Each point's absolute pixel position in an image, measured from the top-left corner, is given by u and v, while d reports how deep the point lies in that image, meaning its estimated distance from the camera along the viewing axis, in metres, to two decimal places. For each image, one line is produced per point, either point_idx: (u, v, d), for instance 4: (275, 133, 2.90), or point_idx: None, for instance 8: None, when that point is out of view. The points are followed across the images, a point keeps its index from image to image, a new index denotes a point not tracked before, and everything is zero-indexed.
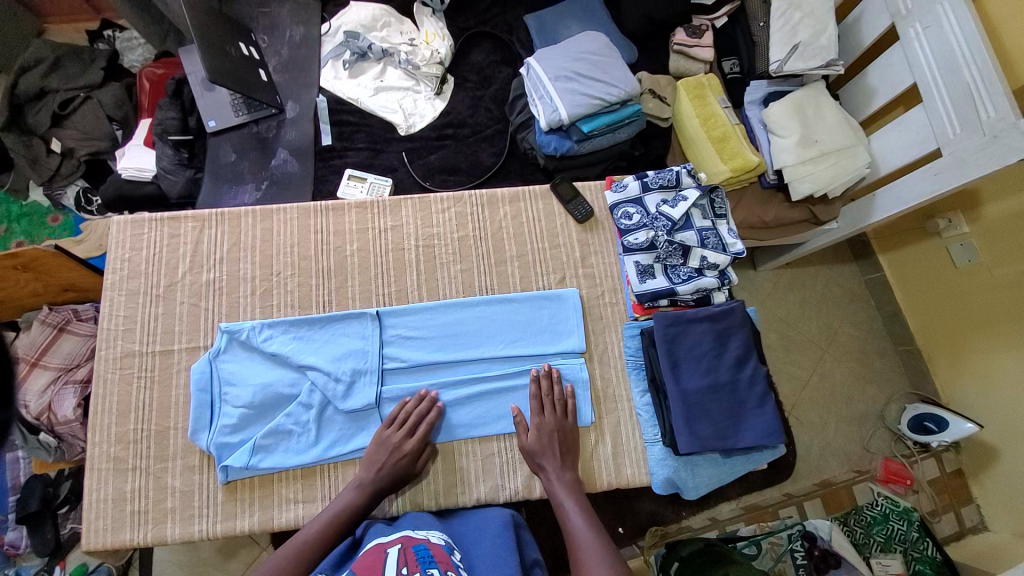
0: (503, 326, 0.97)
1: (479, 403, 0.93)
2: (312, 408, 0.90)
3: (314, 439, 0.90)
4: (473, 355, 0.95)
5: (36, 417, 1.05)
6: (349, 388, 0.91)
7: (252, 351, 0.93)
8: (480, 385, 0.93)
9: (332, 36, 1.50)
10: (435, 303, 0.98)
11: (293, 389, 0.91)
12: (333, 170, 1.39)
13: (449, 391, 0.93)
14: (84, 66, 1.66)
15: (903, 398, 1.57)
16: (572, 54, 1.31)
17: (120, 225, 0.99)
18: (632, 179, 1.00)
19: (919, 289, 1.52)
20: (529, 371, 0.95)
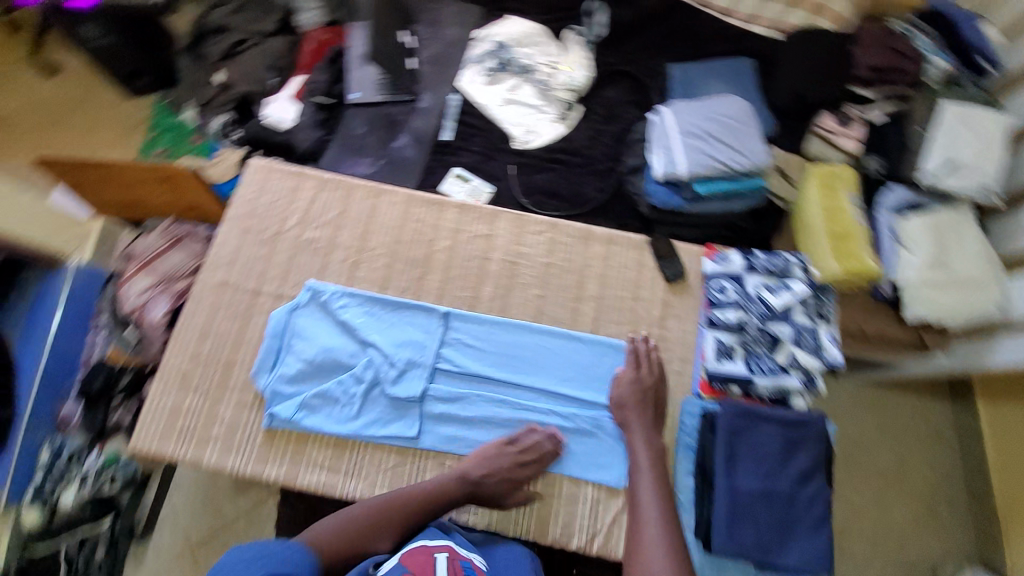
0: (561, 363, 0.94)
1: (517, 431, 0.91)
2: (362, 383, 0.93)
3: (354, 413, 0.92)
4: (524, 382, 0.93)
5: (130, 311, 1.18)
6: (400, 375, 0.94)
7: (326, 313, 0.98)
8: (523, 413, 0.91)
9: (482, 43, 1.59)
10: (503, 319, 0.98)
11: (351, 359, 0.95)
12: (443, 164, 1.44)
13: (490, 409, 0.92)
14: (263, 16, 1.93)
15: (967, 560, 1.35)
16: (707, 112, 1.27)
17: (255, 167, 1.10)
18: (737, 254, 0.96)
19: (1016, 449, 1.31)
20: (574, 415, 0.91)
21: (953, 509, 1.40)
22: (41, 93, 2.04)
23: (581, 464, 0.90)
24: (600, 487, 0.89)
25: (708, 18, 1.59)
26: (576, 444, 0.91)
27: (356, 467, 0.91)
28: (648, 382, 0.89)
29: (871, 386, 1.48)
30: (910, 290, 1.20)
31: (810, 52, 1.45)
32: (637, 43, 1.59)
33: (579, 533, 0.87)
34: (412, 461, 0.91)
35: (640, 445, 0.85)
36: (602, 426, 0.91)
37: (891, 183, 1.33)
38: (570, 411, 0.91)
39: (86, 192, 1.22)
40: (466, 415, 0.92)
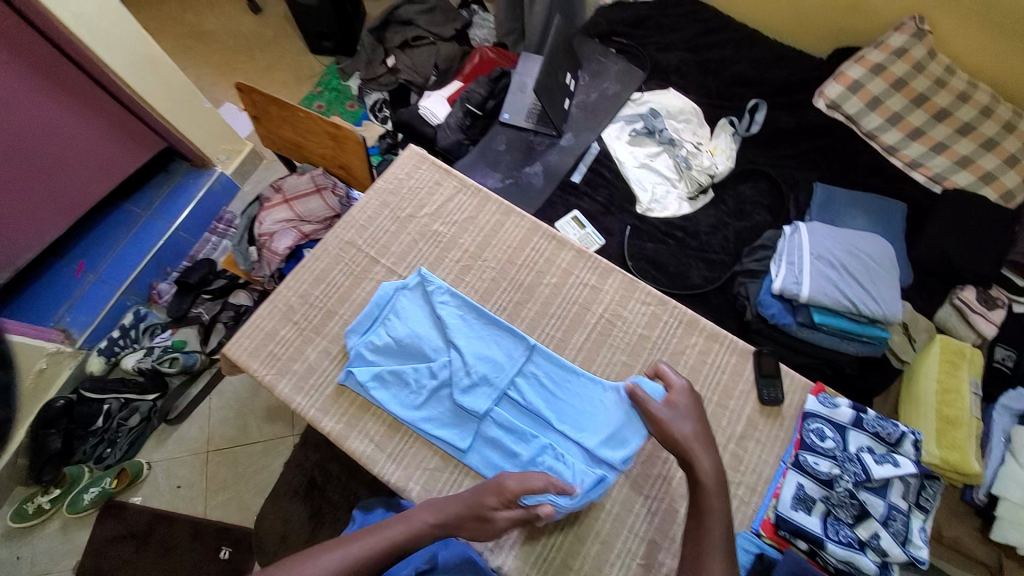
0: (592, 411, 0.93)
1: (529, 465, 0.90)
2: (435, 380, 0.96)
3: (418, 404, 0.95)
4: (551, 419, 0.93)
5: (260, 234, 1.29)
6: (471, 386, 0.95)
7: (427, 303, 1.02)
8: (540, 449, 0.90)
9: (637, 105, 1.62)
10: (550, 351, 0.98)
11: (432, 354, 0.98)
12: (563, 203, 1.48)
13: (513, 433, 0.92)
14: (445, 20, 2.27)
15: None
16: (849, 244, 1.21)
17: (411, 153, 1.20)
18: (847, 404, 0.91)
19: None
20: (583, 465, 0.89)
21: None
22: (246, 29, 2.51)
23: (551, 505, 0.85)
24: None
25: (873, 150, 1.50)
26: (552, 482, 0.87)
27: (399, 452, 0.93)
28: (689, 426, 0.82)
29: None
30: (1005, 505, 1.06)
31: (977, 219, 1.33)
32: (790, 149, 1.54)
33: None
34: (450, 472, 0.91)
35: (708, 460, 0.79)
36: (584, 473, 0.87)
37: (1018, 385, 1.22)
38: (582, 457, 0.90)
39: (262, 124, 1.33)
40: (491, 435, 0.92)
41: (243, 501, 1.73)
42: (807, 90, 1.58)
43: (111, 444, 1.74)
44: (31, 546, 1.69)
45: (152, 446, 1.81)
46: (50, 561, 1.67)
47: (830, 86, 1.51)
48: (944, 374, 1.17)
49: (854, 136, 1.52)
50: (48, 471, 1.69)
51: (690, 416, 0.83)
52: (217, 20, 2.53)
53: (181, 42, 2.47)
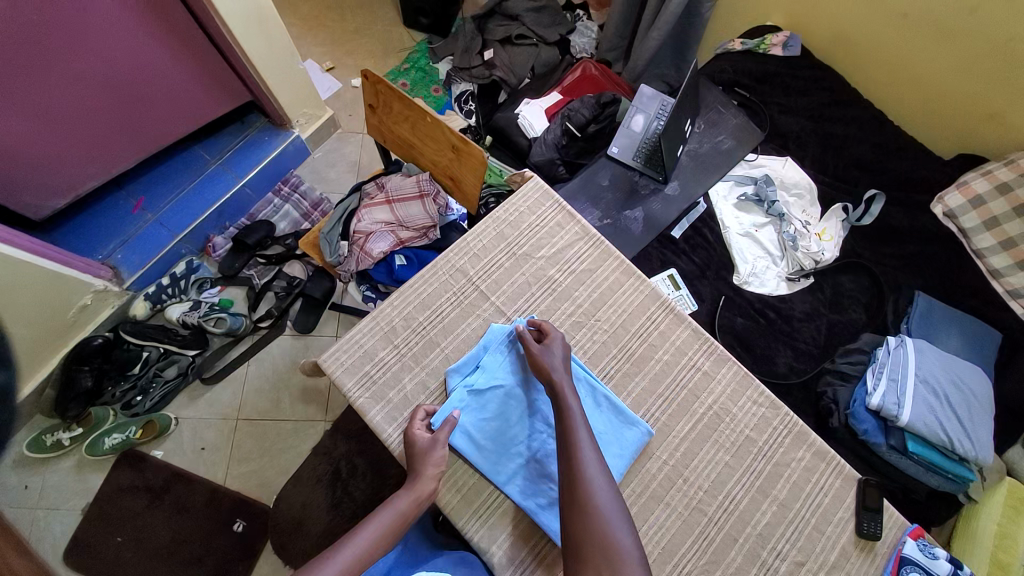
0: (528, 381, 0.95)
1: (524, 463, 0.91)
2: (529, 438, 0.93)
3: (508, 461, 0.91)
4: (538, 412, 0.94)
5: (356, 232, 1.25)
6: None
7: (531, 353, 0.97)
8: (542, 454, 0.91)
9: (751, 167, 1.56)
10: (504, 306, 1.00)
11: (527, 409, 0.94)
12: (659, 257, 1.43)
13: (499, 420, 0.93)
14: (551, 23, 2.16)
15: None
16: (954, 374, 1.17)
17: (533, 185, 1.13)
18: (945, 557, 0.89)
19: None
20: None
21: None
22: None
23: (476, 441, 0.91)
24: None
25: (976, 270, 1.43)
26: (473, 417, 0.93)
27: (488, 509, 0.90)
28: (552, 360, 0.89)
29: None
30: None
31: None
32: (896, 249, 1.48)
33: None
34: (534, 543, 0.88)
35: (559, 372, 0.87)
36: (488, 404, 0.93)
37: None
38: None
39: (378, 114, 1.27)
40: (489, 432, 0.92)
41: (264, 477, 1.69)
42: (928, 190, 1.50)
43: (142, 393, 1.71)
44: (42, 477, 1.66)
45: (181, 402, 1.77)
46: (60, 497, 1.64)
47: (951, 194, 1.45)
48: (1005, 518, 1.18)
49: (961, 250, 1.45)
50: (74, 407, 1.64)
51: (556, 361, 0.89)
52: None
53: None
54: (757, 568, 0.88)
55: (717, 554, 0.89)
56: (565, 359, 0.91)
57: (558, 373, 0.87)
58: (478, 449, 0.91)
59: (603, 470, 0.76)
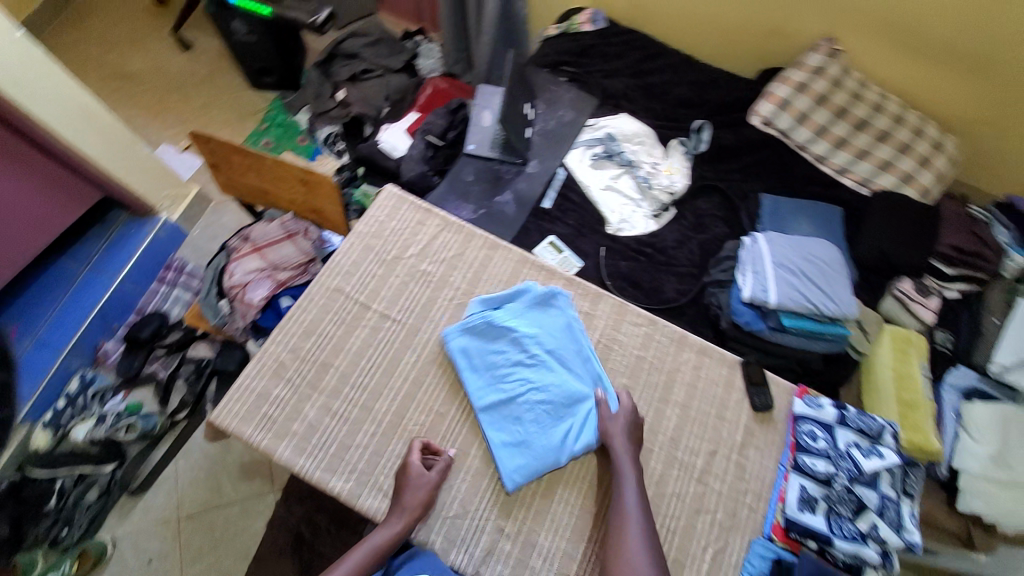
0: (521, 342, 1.00)
1: (505, 404, 0.96)
2: (519, 386, 0.96)
3: (488, 400, 0.96)
4: (524, 373, 0.97)
5: (230, 286, 1.21)
6: (546, 409, 0.95)
7: (537, 314, 1.02)
8: (521, 411, 0.95)
9: (595, 130, 1.71)
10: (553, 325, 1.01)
11: (528, 359, 0.98)
12: (538, 229, 1.52)
13: (499, 355, 0.98)
14: (391, 52, 2.27)
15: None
16: (803, 251, 1.32)
17: (388, 195, 1.19)
18: (829, 403, 0.96)
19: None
20: (567, 432, 0.93)
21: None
22: (177, 68, 2.38)
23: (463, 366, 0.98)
24: None
25: (805, 160, 1.63)
26: (467, 345, 0.99)
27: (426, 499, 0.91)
28: (617, 435, 0.91)
29: None
30: (967, 477, 1.25)
31: (903, 216, 1.50)
32: (735, 164, 1.67)
33: None
34: (484, 492, 0.92)
35: (617, 441, 0.91)
36: (489, 338, 1.00)
37: (960, 364, 1.40)
38: (555, 427, 0.94)
39: (223, 171, 1.27)
40: (471, 392, 0.96)
41: (224, 570, 1.57)
42: (743, 109, 1.71)
43: (68, 523, 1.53)
44: None
45: (115, 520, 1.63)
46: None
47: (762, 105, 1.65)
48: (897, 362, 1.30)
49: (787, 149, 1.65)
50: None
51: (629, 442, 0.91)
52: (142, 60, 2.39)
53: (107, 86, 2.32)
54: (678, 469, 0.95)
55: (640, 469, 0.95)
56: (634, 429, 0.93)
57: (616, 440, 0.91)
58: (467, 375, 0.98)
59: (644, 527, 0.83)
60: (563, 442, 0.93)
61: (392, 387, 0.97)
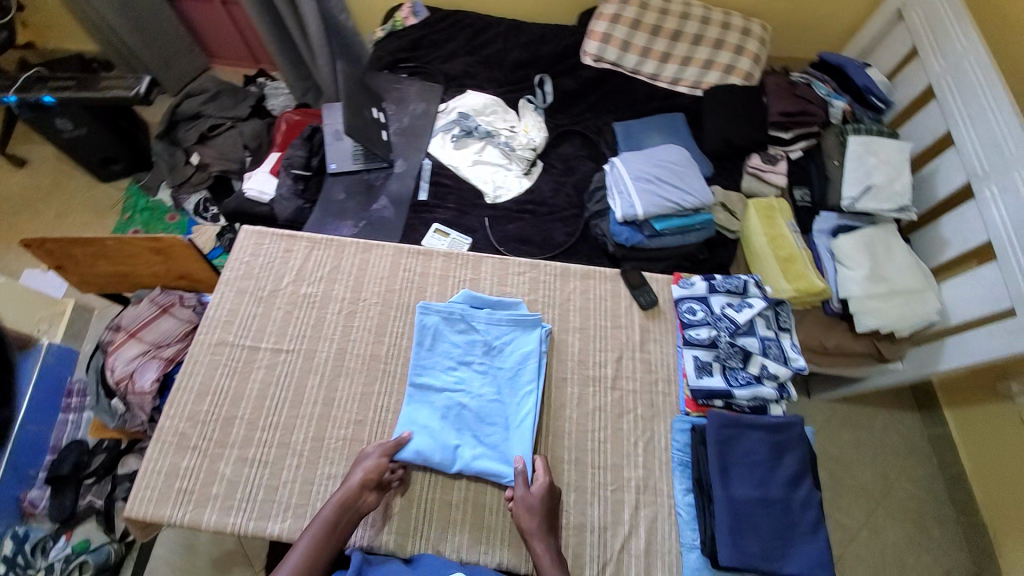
0: (488, 351, 1.02)
1: (461, 395, 0.98)
2: (472, 384, 0.99)
3: (443, 388, 0.98)
4: (470, 375, 1.00)
5: (116, 381, 1.17)
6: (483, 419, 0.96)
7: (490, 328, 1.04)
8: (461, 408, 0.96)
9: (447, 114, 1.75)
10: (511, 334, 1.04)
11: (483, 361, 1.01)
12: (421, 222, 1.53)
13: (463, 348, 1.02)
14: (235, 101, 2.16)
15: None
16: (655, 160, 1.43)
17: (246, 234, 1.16)
18: (700, 279, 1.09)
19: (980, 445, 1.59)
20: (479, 453, 0.94)
21: (936, 507, 1.66)
22: (15, 184, 2.13)
23: (429, 346, 1.02)
24: (604, 511, 0.93)
25: (642, 81, 1.76)
26: (437, 328, 1.03)
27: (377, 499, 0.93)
28: (528, 521, 0.86)
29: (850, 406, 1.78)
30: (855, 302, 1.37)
31: (736, 101, 1.64)
32: (582, 105, 1.77)
33: (591, 562, 0.89)
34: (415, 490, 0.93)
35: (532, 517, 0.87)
36: (461, 325, 1.04)
37: (821, 210, 1.54)
38: (486, 437, 0.95)
39: (72, 270, 1.25)
40: (422, 380, 0.99)
41: None
42: (575, 52, 1.80)
43: None
44: None
45: None
46: None
47: (588, 45, 1.74)
48: (765, 227, 1.43)
49: (623, 76, 1.76)
50: None
51: (542, 515, 0.87)
52: None
53: None
54: (593, 386, 1.03)
55: (560, 397, 1.02)
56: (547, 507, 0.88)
57: (529, 518, 0.87)
58: (431, 356, 1.01)
59: None
60: (480, 459, 0.93)
61: (305, 414, 0.98)
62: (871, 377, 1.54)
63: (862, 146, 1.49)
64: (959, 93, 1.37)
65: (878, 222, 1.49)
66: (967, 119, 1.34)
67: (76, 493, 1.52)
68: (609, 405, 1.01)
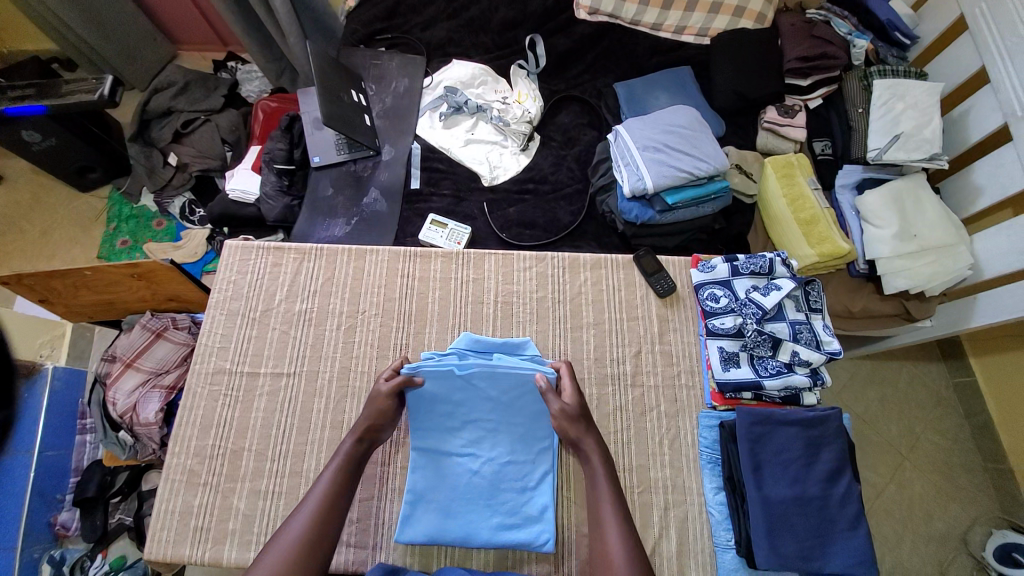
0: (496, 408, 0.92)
1: (473, 458, 0.91)
2: (483, 446, 0.91)
3: (453, 451, 0.91)
4: (481, 434, 0.92)
5: (121, 415, 1.17)
6: (500, 483, 0.89)
7: (503, 378, 0.93)
8: (472, 476, 0.89)
9: (433, 89, 1.61)
10: (518, 393, 0.92)
11: (492, 417, 0.92)
12: (417, 214, 1.44)
13: (467, 405, 0.92)
14: (207, 91, 1.99)
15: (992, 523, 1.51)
16: (662, 126, 1.31)
17: (230, 249, 1.09)
18: (721, 261, 1.00)
19: (1009, 393, 1.53)
20: (499, 525, 0.86)
21: (963, 457, 1.61)
22: None
23: (426, 405, 0.91)
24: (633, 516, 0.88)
25: (643, 35, 1.60)
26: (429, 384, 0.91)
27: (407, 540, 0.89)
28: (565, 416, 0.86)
29: (872, 361, 1.72)
30: (884, 263, 1.27)
31: (748, 49, 1.49)
32: (579, 66, 1.62)
33: None
34: (437, 558, 0.88)
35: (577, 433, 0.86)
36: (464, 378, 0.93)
37: (844, 164, 1.42)
38: (504, 510, 0.87)
39: (58, 302, 1.21)
40: (429, 444, 0.91)
41: None
42: (567, 7, 1.62)
43: None
44: None
45: None
46: None
47: None
48: (786, 187, 1.31)
49: (622, 30, 1.60)
50: None
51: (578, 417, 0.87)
52: None
53: None
54: (612, 383, 0.97)
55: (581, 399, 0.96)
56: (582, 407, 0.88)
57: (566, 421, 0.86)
58: (431, 415, 0.91)
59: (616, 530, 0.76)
60: (502, 533, 0.86)
61: (314, 441, 0.93)
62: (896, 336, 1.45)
63: (889, 90, 1.36)
64: (995, 22, 1.23)
65: (905, 173, 1.37)
66: (1003, 51, 1.20)
67: (105, 513, 1.46)
68: (631, 406, 0.95)
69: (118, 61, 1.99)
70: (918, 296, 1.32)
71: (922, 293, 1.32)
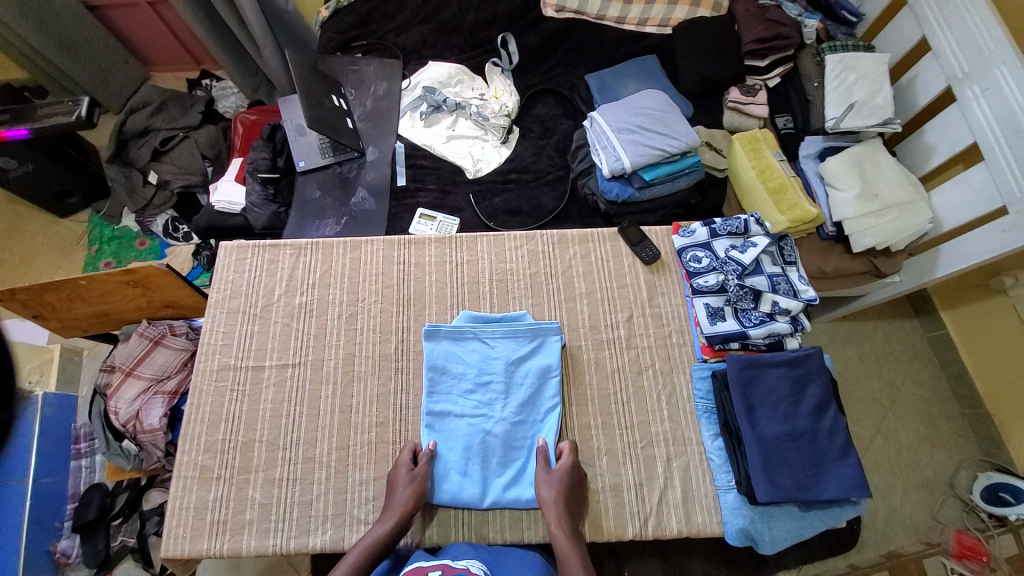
0: (512, 365, 0.97)
1: (485, 420, 0.93)
2: (495, 405, 0.94)
3: (465, 414, 0.94)
4: (492, 397, 0.95)
5: (124, 424, 1.17)
6: (509, 444, 0.92)
7: (512, 338, 0.98)
8: (486, 435, 0.92)
9: (412, 90, 1.66)
10: (528, 354, 0.97)
11: (501, 379, 0.96)
12: (406, 209, 1.48)
13: (481, 368, 0.96)
14: (184, 109, 1.99)
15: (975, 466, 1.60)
16: (634, 108, 1.38)
17: (226, 250, 1.10)
18: (700, 225, 1.06)
19: (979, 341, 1.62)
20: (512, 482, 0.90)
21: (943, 406, 1.70)
22: None
23: (438, 363, 0.96)
24: (638, 470, 0.93)
25: (609, 28, 1.67)
26: (438, 343, 0.98)
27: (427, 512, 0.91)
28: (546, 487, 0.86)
29: (850, 321, 1.80)
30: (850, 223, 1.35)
31: (708, 35, 1.57)
32: (551, 60, 1.69)
33: (631, 518, 0.90)
34: (454, 524, 0.91)
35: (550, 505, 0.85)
36: (479, 346, 0.98)
37: (806, 135, 1.51)
38: (516, 469, 0.91)
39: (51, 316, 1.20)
40: (440, 407, 0.94)
41: None
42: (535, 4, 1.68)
43: None
44: None
45: None
46: None
47: None
48: (754, 157, 1.39)
49: (588, 25, 1.68)
50: None
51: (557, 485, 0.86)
52: None
53: None
54: (608, 348, 1.02)
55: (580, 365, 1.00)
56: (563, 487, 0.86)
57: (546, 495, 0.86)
58: (443, 372, 0.96)
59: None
60: (515, 491, 0.89)
61: (324, 427, 0.96)
62: (870, 292, 1.53)
63: (839, 63, 1.46)
64: None
65: (863, 139, 1.46)
66: (941, 21, 1.31)
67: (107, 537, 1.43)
68: (628, 367, 1.00)
69: (91, 84, 1.99)
70: (886, 252, 1.40)
71: (889, 249, 1.40)
